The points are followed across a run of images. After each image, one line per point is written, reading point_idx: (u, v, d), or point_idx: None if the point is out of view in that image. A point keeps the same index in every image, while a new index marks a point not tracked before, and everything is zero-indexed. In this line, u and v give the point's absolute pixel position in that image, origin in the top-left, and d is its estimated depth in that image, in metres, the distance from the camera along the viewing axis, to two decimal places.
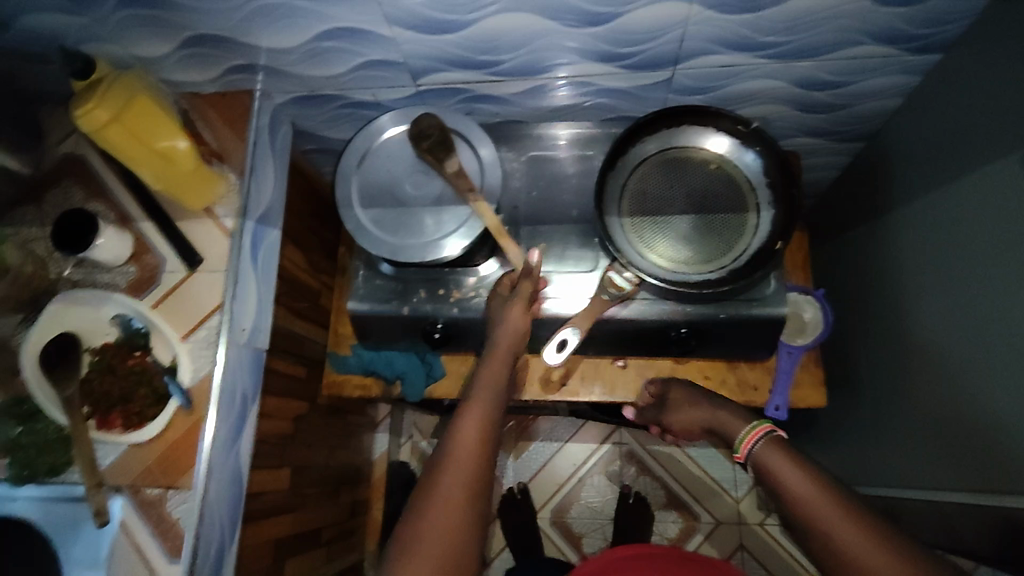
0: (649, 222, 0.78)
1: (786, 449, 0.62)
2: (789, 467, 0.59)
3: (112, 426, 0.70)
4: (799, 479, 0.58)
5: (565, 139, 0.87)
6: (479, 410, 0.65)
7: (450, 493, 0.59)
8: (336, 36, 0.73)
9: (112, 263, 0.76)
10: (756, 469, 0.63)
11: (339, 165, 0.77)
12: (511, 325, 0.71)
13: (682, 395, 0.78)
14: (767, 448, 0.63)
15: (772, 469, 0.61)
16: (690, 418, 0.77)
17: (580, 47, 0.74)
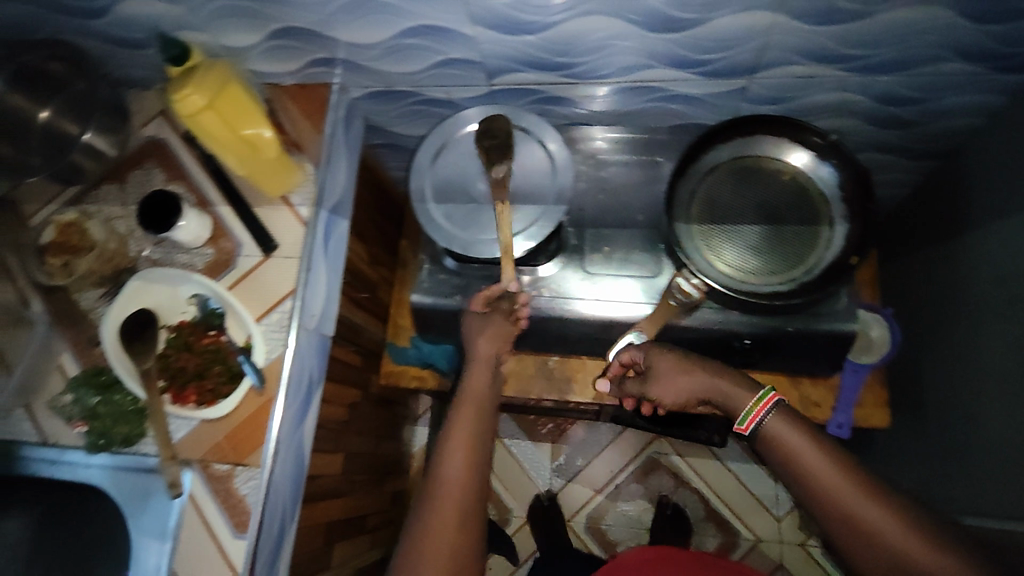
0: (718, 230, 0.78)
1: (794, 417, 0.62)
2: (801, 441, 0.60)
3: (186, 401, 0.72)
4: (815, 455, 0.59)
5: (600, 140, 0.88)
6: (465, 442, 0.64)
7: (442, 523, 0.60)
8: (418, 34, 0.74)
9: (191, 244, 0.79)
10: (763, 439, 0.63)
11: (414, 161, 0.79)
12: (489, 342, 0.70)
13: (675, 363, 0.70)
14: (777, 419, 0.62)
15: (782, 439, 0.61)
16: (678, 388, 0.70)
17: (658, 52, 0.74)
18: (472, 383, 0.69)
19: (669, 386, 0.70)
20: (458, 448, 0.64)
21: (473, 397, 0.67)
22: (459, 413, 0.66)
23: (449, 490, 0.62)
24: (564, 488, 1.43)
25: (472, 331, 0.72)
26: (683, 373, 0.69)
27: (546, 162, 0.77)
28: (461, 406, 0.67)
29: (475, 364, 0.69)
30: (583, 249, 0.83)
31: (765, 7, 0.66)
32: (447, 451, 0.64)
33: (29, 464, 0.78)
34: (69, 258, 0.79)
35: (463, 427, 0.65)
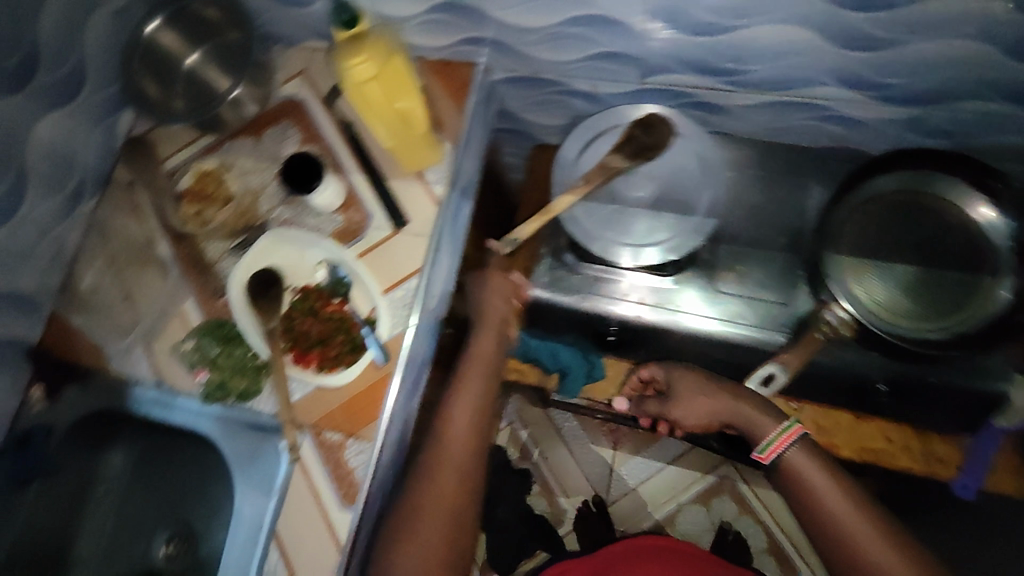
0: (868, 264, 0.73)
1: (813, 452, 0.72)
2: (821, 477, 0.70)
3: (307, 364, 0.73)
4: (830, 490, 0.69)
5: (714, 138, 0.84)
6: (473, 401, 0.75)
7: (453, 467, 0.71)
8: (586, 23, 0.72)
9: (324, 209, 0.79)
10: (784, 470, 0.72)
11: (559, 155, 0.77)
12: (501, 296, 0.80)
13: (695, 384, 0.79)
14: (797, 454, 0.72)
15: (801, 472, 0.71)
16: (704, 410, 0.78)
17: (835, 70, 0.71)
18: (479, 343, 0.78)
19: (687, 405, 0.79)
20: (466, 402, 0.75)
21: (481, 358, 0.77)
22: (468, 371, 0.77)
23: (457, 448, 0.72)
24: (620, 499, 1.41)
25: (483, 286, 0.81)
26: (703, 395, 0.78)
27: (697, 171, 0.74)
28: (472, 361, 0.77)
29: (484, 323, 0.80)
30: (715, 266, 0.79)
31: (973, 36, 0.62)
32: (456, 407, 0.74)
33: (142, 404, 0.79)
34: (203, 207, 0.82)
35: (472, 390, 0.76)
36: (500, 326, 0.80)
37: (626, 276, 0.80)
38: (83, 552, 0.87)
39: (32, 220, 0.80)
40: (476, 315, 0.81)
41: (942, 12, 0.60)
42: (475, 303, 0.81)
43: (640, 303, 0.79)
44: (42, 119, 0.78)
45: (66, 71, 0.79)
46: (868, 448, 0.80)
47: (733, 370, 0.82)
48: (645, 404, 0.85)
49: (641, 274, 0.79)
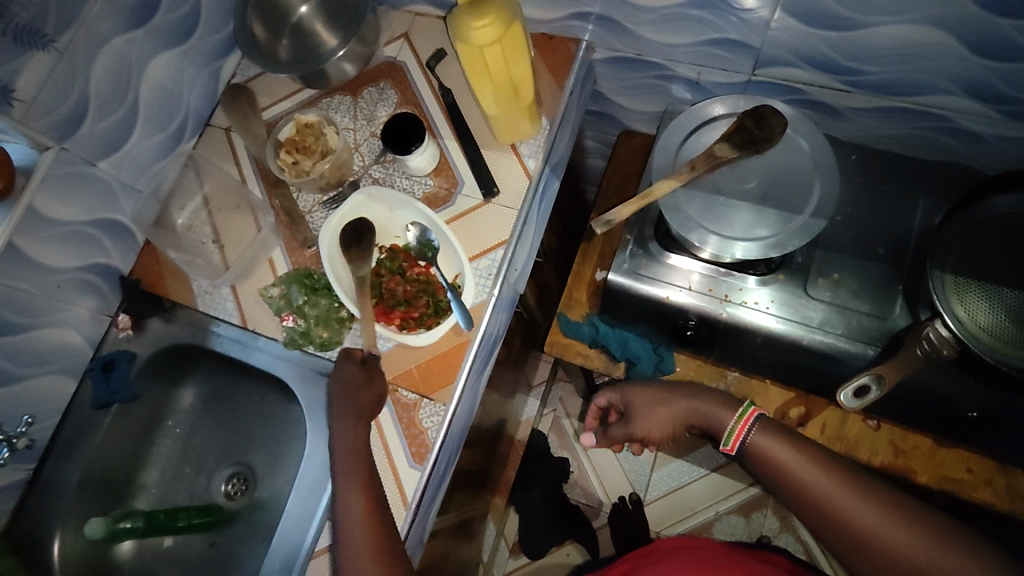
0: (976, 284, 0.69)
1: (776, 432, 0.69)
2: (785, 452, 0.67)
3: (390, 322, 0.73)
4: (799, 464, 0.66)
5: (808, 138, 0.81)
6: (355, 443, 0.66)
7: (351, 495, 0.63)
8: (707, 7, 0.70)
9: (417, 172, 0.79)
10: (754, 455, 0.70)
11: (660, 140, 0.77)
12: (359, 393, 0.68)
13: (649, 396, 0.79)
14: (761, 434, 0.70)
15: (766, 454, 0.69)
16: (664, 421, 0.77)
17: (967, 78, 0.67)
18: (345, 462, 0.65)
19: (644, 422, 0.78)
20: (359, 509, 0.62)
21: (353, 450, 0.66)
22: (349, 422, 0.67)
23: (361, 538, 0.61)
24: (659, 499, 1.39)
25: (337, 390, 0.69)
26: (657, 406, 0.78)
27: (806, 169, 0.72)
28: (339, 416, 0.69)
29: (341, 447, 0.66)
30: (808, 270, 0.77)
31: None
32: (342, 498, 0.63)
33: (221, 343, 0.81)
34: (300, 158, 0.82)
35: (352, 470, 0.64)
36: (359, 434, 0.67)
37: (687, 263, 0.79)
38: (147, 481, 0.89)
39: (135, 154, 0.83)
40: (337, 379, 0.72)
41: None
42: (332, 410, 0.69)
43: (697, 291, 0.79)
44: (156, 56, 0.81)
45: (183, 12, 0.82)
46: (945, 476, 0.77)
47: (811, 379, 0.79)
48: (611, 434, 0.83)
49: (698, 262, 0.79)
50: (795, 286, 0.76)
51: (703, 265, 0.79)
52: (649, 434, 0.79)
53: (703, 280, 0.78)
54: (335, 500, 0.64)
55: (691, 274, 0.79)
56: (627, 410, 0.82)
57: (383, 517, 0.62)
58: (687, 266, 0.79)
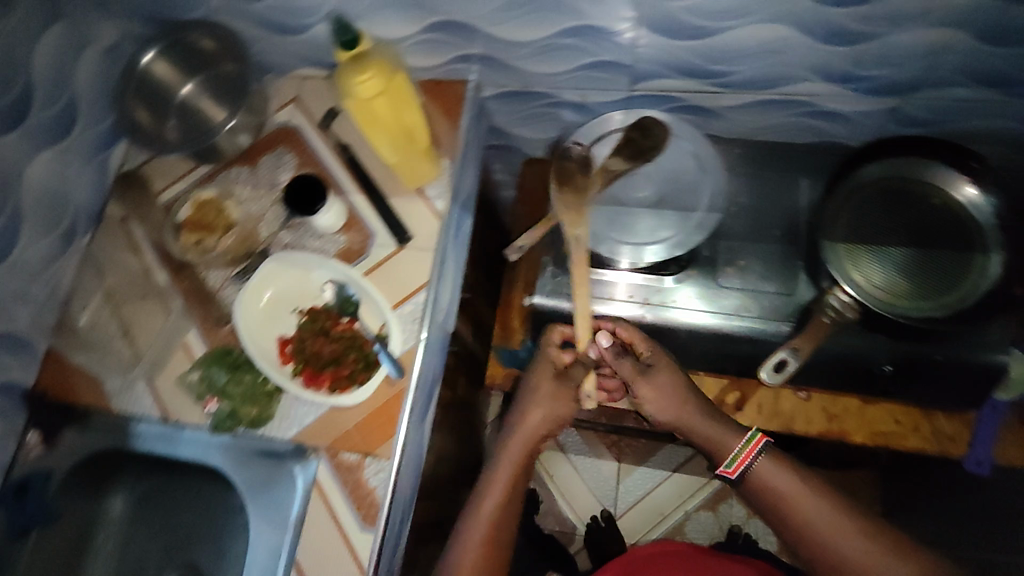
0: (865, 249, 0.75)
1: (778, 462, 0.73)
2: (787, 482, 0.71)
3: (320, 386, 0.71)
4: (798, 494, 0.71)
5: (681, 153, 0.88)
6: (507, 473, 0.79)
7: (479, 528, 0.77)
8: (579, 34, 0.74)
9: (326, 230, 0.79)
10: (751, 482, 0.73)
11: (558, 162, 0.78)
12: (542, 416, 0.78)
13: (672, 382, 0.76)
14: (766, 462, 0.73)
15: (766, 483, 0.72)
16: (664, 402, 0.76)
17: (819, 66, 0.73)
18: (496, 475, 0.79)
19: (663, 382, 0.76)
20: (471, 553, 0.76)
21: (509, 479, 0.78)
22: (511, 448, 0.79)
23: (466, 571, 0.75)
24: (629, 509, 1.40)
25: (530, 397, 0.79)
26: (669, 391, 0.76)
27: (695, 169, 0.76)
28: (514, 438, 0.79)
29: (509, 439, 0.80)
30: (715, 262, 0.81)
31: (952, 23, 0.65)
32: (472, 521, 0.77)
33: (146, 440, 0.77)
34: (202, 235, 0.81)
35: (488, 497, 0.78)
36: (529, 448, 0.79)
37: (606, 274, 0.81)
38: None
39: (24, 261, 0.78)
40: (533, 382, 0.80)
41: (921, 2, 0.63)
42: (518, 421, 0.79)
43: (620, 300, 0.81)
44: (34, 157, 0.77)
45: (57, 109, 0.79)
46: (877, 431, 0.82)
47: (740, 364, 0.83)
48: (620, 362, 0.77)
49: (626, 272, 0.80)
50: (708, 279, 0.80)
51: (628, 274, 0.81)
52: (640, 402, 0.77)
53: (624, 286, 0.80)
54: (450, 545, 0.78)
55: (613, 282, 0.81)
56: (647, 358, 0.77)
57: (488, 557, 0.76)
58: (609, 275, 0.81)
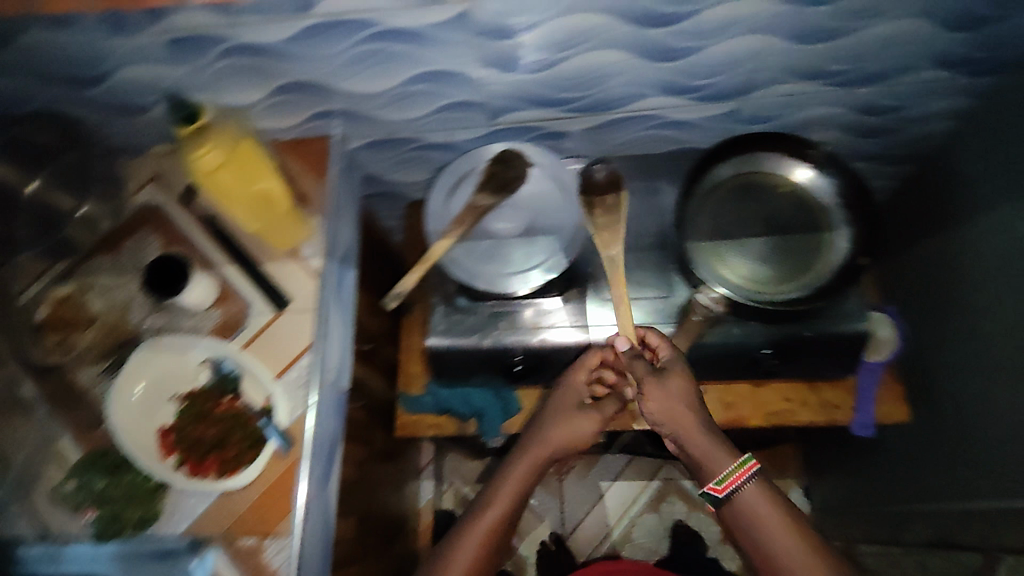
0: (728, 244, 0.80)
1: (770, 496, 0.70)
2: (775, 518, 0.69)
3: (206, 472, 0.69)
4: (783, 529, 0.68)
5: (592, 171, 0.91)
6: (518, 482, 0.78)
7: (477, 533, 0.75)
8: (426, 80, 0.74)
9: (197, 308, 0.76)
10: (737, 511, 0.70)
11: (427, 205, 0.77)
12: (565, 433, 0.78)
13: (681, 387, 0.73)
14: (755, 495, 0.70)
15: (756, 512, 0.70)
16: (669, 409, 0.72)
17: (656, 81, 0.77)
18: (505, 486, 0.78)
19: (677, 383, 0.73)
20: (460, 561, 0.73)
21: (519, 488, 0.78)
22: (529, 462, 0.79)
23: None
24: (576, 527, 1.41)
25: (555, 413, 0.80)
26: (677, 399, 0.72)
27: (557, 196, 0.77)
28: (531, 452, 0.79)
29: (527, 456, 0.79)
30: (597, 276, 0.84)
31: (763, 30, 0.68)
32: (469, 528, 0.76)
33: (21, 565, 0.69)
34: (67, 334, 0.77)
35: (491, 510, 0.77)
36: (544, 466, 0.79)
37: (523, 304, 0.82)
38: None
39: None
40: (562, 387, 0.80)
41: (730, 15, 0.66)
42: (539, 431, 0.80)
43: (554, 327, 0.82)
44: None
45: None
46: (770, 411, 0.86)
47: None
48: (633, 361, 0.73)
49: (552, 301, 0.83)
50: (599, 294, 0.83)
51: (535, 301, 0.83)
52: (647, 406, 0.73)
53: (555, 310, 0.82)
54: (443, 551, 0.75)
55: (543, 308, 0.83)
56: (663, 362, 0.75)
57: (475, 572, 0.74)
58: (542, 302, 0.83)
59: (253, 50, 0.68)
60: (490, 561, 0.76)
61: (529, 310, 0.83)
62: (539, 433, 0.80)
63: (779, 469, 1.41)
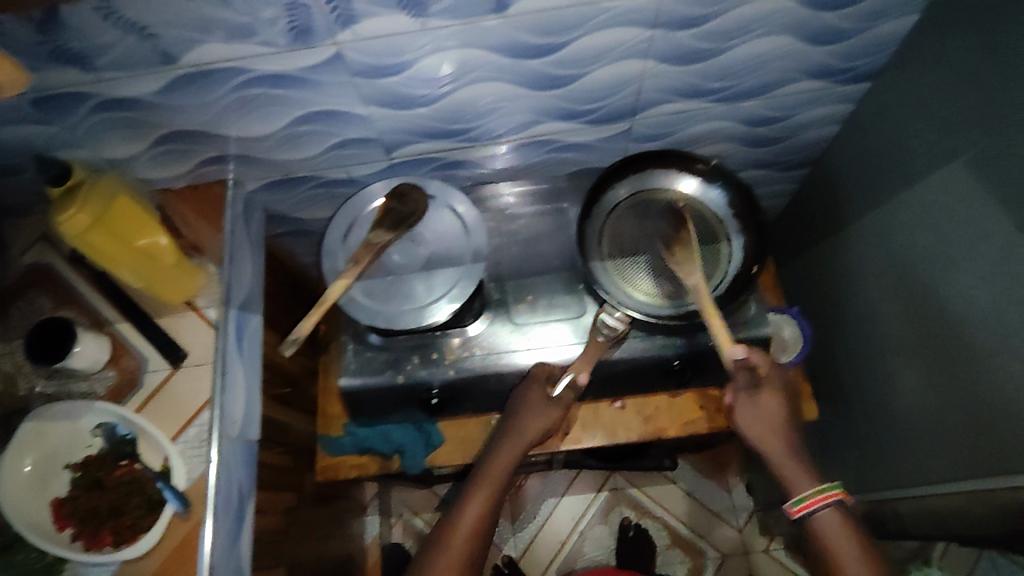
0: (629, 262, 0.81)
1: (848, 523, 0.68)
2: (848, 547, 0.66)
3: (102, 544, 0.67)
4: (851, 557, 0.66)
5: (522, 196, 0.92)
6: (510, 455, 0.76)
7: (475, 508, 0.72)
8: (312, 120, 0.73)
9: (89, 370, 0.72)
10: (812, 531, 0.69)
11: (324, 243, 0.75)
12: (542, 415, 0.76)
13: (773, 404, 0.75)
14: (835, 521, 0.68)
15: (829, 538, 0.68)
16: (752, 424, 0.75)
17: (544, 108, 0.78)
18: (496, 463, 0.76)
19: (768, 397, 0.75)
20: (468, 521, 0.71)
21: (508, 466, 0.75)
22: (510, 444, 0.76)
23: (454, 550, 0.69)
24: (529, 548, 1.41)
25: (524, 403, 0.78)
26: (767, 414, 0.74)
27: (458, 231, 0.78)
28: (511, 434, 0.76)
29: (508, 440, 0.77)
30: (507, 302, 0.85)
31: (638, 55, 0.70)
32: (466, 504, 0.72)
33: None
34: None
35: (484, 489, 0.73)
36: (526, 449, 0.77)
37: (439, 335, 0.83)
38: None
39: None
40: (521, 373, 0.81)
41: (603, 44, 0.67)
42: (518, 417, 0.77)
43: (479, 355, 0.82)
44: None
45: None
46: (687, 421, 0.87)
47: None
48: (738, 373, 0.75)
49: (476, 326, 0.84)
50: (515, 319, 0.84)
51: (465, 329, 0.83)
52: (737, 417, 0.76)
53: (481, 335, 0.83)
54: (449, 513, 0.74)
55: (470, 335, 0.83)
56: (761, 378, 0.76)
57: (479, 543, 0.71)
58: (468, 329, 0.83)
59: (124, 103, 0.66)
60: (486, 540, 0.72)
61: (457, 338, 0.83)
62: (518, 415, 0.77)
63: (721, 469, 1.44)
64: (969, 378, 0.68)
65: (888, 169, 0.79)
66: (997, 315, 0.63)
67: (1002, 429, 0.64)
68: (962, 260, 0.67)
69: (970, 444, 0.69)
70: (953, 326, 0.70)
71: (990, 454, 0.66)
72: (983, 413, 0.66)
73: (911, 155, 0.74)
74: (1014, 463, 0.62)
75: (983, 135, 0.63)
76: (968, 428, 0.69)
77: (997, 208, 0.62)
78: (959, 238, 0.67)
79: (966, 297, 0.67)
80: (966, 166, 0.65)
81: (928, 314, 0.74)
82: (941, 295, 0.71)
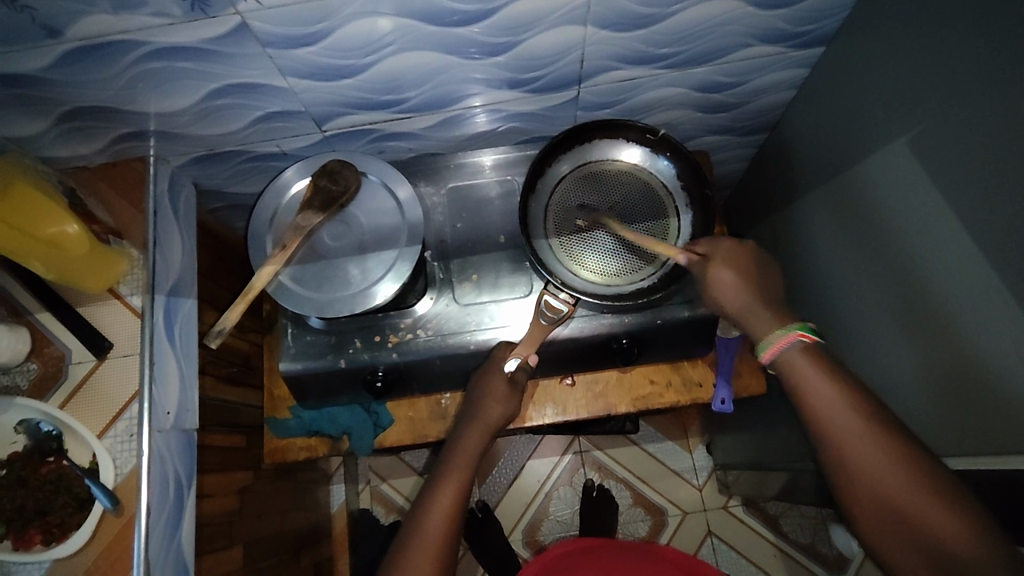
0: (576, 239, 0.78)
1: (818, 359, 0.59)
2: (821, 387, 0.58)
3: (31, 543, 0.64)
4: (829, 401, 0.57)
5: (488, 165, 0.87)
6: (477, 439, 0.76)
7: (445, 498, 0.71)
8: (230, 93, 0.68)
9: (9, 364, 0.68)
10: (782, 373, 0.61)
11: (251, 225, 0.72)
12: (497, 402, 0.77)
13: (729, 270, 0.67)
14: (798, 355, 0.60)
15: (800, 380, 0.59)
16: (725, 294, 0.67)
17: (485, 77, 0.73)
18: (461, 449, 0.76)
19: (722, 263, 0.67)
20: (441, 503, 0.71)
21: (470, 457, 0.75)
22: (469, 433, 0.77)
23: (432, 536, 0.69)
24: (495, 509, 1.42)
25: (481, 397, 0.77)
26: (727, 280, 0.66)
27: (395, 215, 0.74)
28: (472, 426, 0.77)
29: (467, 429, 0.77)
30: (452, 281, 0.82)
31: (576, 21, 0.66)
32: (435, 495, 0.72)
33: None
34: None
35: (445, 487, 0.72)
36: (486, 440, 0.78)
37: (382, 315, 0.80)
38: None
39: None
40: (474, 359, 0.80)
41: (537, 9, 0.63)
42: (476, 412, 0.77)
43: (424, 336, 0.79)
44: None
45: None
46: (637, 397, 0.87)
47: None
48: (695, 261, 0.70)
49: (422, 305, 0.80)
50: (464, 297, 0.81)
51: (413, 309, 0.80)
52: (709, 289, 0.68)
53: (428, 313, 0.80)
54: (424, 494, 0.73)
55: (417, 315, 0.80)
56: (705, 251, 0.69)
57: (452, 534, 0.70)
58: (416, 309, 0.80)
59: (15, 79, 0.61)
60: (458, 535, 0.71)
61: (406, 319, 0.80)
62: (477, 398, 0.77)
63: (684, 429, 1.46)
64: (943, 354, 0.62)
65: (851, 132, 0.74)
66: (972, 275, 0.57)
67: (978, 401, 0.58)
68: (933, 217, 0.61)
69: (947, 423, 0.62)
70: (925, 298, 0.64)
71: (971, 435, 0.59)
72: (962, 389, 0.60)
73: (876, 116, 0.69)
74: (991, 442, 0.56)
75: (949, 89, 0.58)
76: (943, 408, 0.63)
77: (973, 161, 0.56)
78: (928, 193, 0.61)
79: (942, 262, 0.61)
80: (937, 120, 0.60)
81: (899, 286, 0.68)
82: (912, 263, 0.65)
